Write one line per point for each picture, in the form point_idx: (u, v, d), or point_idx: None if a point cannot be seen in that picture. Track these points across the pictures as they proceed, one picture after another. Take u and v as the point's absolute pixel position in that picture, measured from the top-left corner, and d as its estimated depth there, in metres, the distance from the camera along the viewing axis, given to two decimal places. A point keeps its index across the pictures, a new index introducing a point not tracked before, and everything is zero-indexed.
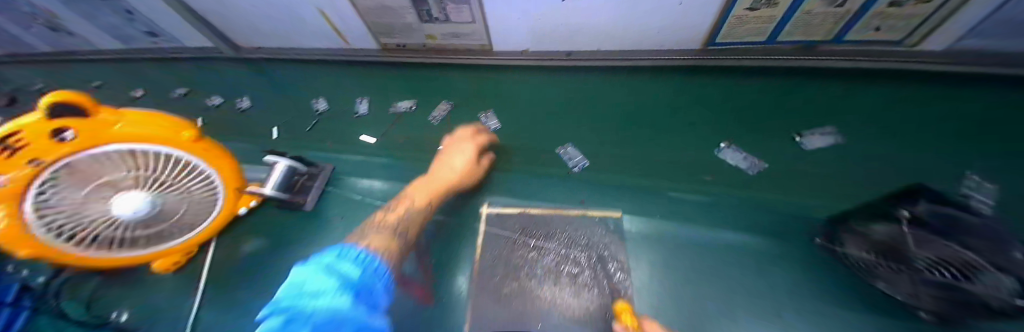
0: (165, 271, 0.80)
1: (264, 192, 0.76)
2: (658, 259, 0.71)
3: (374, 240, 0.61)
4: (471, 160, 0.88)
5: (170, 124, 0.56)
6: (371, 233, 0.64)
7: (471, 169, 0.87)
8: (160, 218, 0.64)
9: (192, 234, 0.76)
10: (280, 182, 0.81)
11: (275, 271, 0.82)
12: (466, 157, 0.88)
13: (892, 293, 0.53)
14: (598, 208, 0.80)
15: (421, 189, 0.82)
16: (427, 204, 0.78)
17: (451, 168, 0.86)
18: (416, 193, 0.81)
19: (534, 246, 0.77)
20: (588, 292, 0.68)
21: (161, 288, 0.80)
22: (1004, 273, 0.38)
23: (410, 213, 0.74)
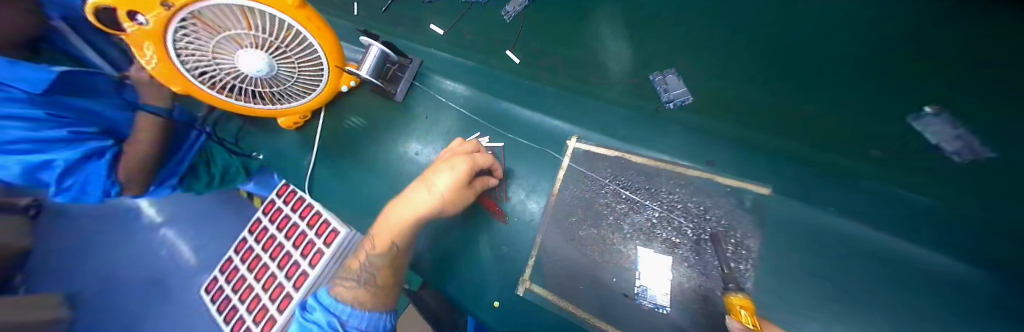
0: (291, 128, 0.94)
1: (362, 77, 0.75)
2: (788, 257, 0.54)
3: (344, 291, 0.53)
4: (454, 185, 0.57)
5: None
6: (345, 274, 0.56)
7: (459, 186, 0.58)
8: (277, 80, 0.67)
9: (306, 101, 0.82)
10: (373, 66, 0.77)
11: (366, 151, 0.91)
12: (449, 179, 0.57)
13: None
14: (734, 176, 0.59)
15: (384, 225, 0.59)
16: (401, 239, 0.58)
17: (428, 184, 0.58)
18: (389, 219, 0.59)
19: (627, 199, 0.64)
20: (684, 266, 0.57)
21: (291, 143, 0.98)
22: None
23: (370, 258, 0.57)
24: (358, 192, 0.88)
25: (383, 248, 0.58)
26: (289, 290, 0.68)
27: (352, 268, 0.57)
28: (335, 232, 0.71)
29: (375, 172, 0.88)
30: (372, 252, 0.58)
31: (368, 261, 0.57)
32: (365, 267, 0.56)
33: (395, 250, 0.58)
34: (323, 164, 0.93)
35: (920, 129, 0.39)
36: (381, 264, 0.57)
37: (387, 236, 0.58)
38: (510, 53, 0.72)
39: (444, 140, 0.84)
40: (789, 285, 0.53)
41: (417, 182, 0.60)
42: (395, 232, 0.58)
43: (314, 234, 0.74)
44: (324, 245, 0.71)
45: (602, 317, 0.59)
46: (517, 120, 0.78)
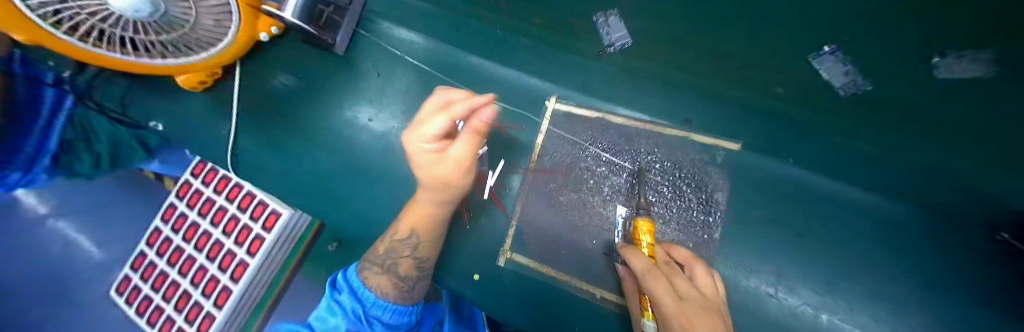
0: (196, 89, 0.72)
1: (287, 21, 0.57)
2: (753, 207, 0.57)
3: (375, 276, 0.49)
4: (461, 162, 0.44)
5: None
6: (376, 244, 0.54)
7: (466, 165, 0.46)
8: (177, 23, 0.43)
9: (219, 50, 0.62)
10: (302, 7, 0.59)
11: (303, 117, 0.74)
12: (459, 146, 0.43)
13: None
14: (708, 133, 0.59)
15: (410, 209, 0.54)
16: (430, 230, 0.53)
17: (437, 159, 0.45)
18: (405, 213, 0.54)
19: (607, 162, 0.62)
20: (662, 224, 0.58)
21: (200, 110, 0.76)
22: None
23: (392, 245, 0.52)
24: (296, 167, 0.72)
25: (404, 234, 0.52)
26: (224, 282, 0.56)
27: (377, 251, 0.52)
28: (260, 239, 0.57)
29: (316, 142, 0.72)
30: (396, 237, 0.52)
31: (391, 247, 0.52)
32: (389, 256, 0.51)
33: (421, 246, 0.52)
34: (245, 134, 0.74)
35: (817, 65, 0.38)
36: (408, 253, 0.52)
37: (409, 224, 0.52)
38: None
39: (403, 101, 0.72)
40: (748, 234, 0.57)
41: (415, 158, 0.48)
42: (418, 223, 0.52)
43: (250, 219, 0.60)
44: (250, 220, 0.59)
45: (581, 277, 0.59)
46: (490, 79, 0.69)
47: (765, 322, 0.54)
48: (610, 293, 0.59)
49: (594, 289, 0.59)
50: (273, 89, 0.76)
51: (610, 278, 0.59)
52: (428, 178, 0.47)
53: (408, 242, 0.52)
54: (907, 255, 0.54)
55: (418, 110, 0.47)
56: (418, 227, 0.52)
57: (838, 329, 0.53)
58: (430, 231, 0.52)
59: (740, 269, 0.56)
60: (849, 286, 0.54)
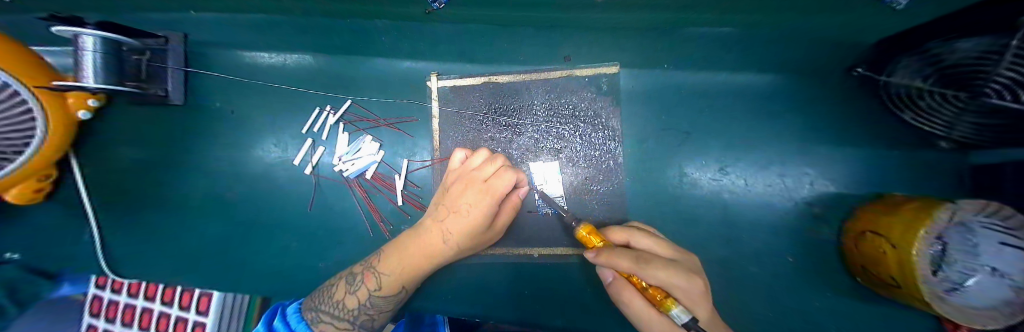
0: (30, 202, 0.59)
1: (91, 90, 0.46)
2: (646, 121, 0.59)
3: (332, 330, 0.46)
4: (477, 223, 0.48)
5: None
6: (342, 299, 0.48)
7: (481, 227, 0.49)
8: None
9: (31, 155, 0.49)
10: (107, 67, 0.47)
11: (175, 187, 0.65)
12: (479, 206, 0.48)
13: (919, 123, 0.49)
14: (587, 64, 0.59)
15: (400, 263, 0.48)
16: (417, 280, 0.50)
17: (462, 213, 0.48)
18: (391, 263, 0.49)
19: (508, 125, 0.60)
20: (572, 167, 0.58)
21: (53, 221, 0.65)
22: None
23: (373, 300, 0.48)
24: (185, 245, 0.63)
25: (393, 291, 0.48)
26: None
27: (345, 306, 0.48)
28: (201, 323, 0.61)
29: (201, 209, 0.64)
30: (377, 293, 0.48)
31: (370, 301, 0.48)
32: (364, 309, 0.48)
33: (405, 295, 0.51)
34: (116, 230, 0.64)
35: None
36: (390, 304, 0.50)
37: (396, 282, 0.48)
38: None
39: (278, 134, 0.63)
40: (651, 147, 0.59)
41: (444, 207, 0.51)
42: (408, 277, 0.49)
43: (180, 309, 0.63)
44: (199, 315, 0.62)
45: (520, 245, 0.59)
46: (359, 76, 0.61)
47: (677, 221, 0.57)
48: (575, 249, 0.57)
49: (532, 250, 0.58)
50: (125, 170, 0.65)
51: (546, 234, 0.58)
52: (456, 240, 0.49)
53: (388, 297, 0.49)
54: (780, 117, 0.59)
55: (466, 170, 0.52)
56: (406, 282, 0.49)
57: (740, 203, 0.58)
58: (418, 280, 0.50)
59: (651, 181, 0.58)
60: (743, 162, 0.58)
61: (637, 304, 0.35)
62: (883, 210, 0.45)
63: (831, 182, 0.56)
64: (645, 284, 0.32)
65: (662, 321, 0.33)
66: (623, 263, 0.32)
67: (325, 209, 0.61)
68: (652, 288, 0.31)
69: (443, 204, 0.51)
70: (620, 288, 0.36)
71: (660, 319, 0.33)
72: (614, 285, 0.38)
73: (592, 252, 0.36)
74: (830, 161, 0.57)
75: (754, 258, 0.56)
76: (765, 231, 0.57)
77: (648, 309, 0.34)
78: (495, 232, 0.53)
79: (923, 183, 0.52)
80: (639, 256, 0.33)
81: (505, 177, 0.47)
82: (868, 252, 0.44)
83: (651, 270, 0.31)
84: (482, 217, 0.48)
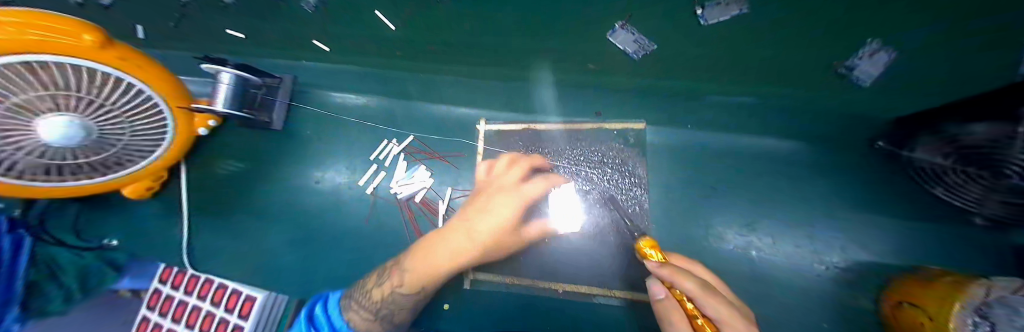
0: (139, 197, 0.72)
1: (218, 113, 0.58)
2: (671, 172, 0.65)
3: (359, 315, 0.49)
4: (507, 224, 0.52)
5: (73, 24, 0.34)
6: (386, 288, 0.50)
7: (508, 230, 0.52)
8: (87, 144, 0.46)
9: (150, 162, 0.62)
10: (233, 97, 0.62)
11: (256, 196, 0.77)
12: (514, 206, 0.53)
13: (952, 198, 0.50)
14: (616, 119, 0.67)
15: (421, 266, 0.50)
16: (436, 281, 0.50)
17: (495, 213, 0.52)
18: (415, 265, 0.50)
19: (542, 165, 0.67)
20: (600, 208, 0.63)
21: (155, 214, 0.78)
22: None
23: (396, 297, 0.49)
24: (252, 247, 0.72)
25: (417, 290, 0.49)
26: None
27: (373, 299, 0.50)
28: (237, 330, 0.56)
29: (273, 216, 0.74)
30: (401, 291, 0.49)
31: (394, 299, 0.50)
32: (387, 304, 0.50)
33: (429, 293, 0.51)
34: (200, 227, 0.75)
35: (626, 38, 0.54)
36: (409, 304, 0.51)
37: (421, 279, 0.49)
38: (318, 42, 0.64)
39: (347, 158, 0.75)
40: (676, 196, 0.64)
41: (468, 211, 0.55)
42: (429, 279, 0.49)
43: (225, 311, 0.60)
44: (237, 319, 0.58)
45: (544, 278, 0.61)
46: (422, 117, 0.73)
47: (704, 271, 0.59)
48: (600, 289, 0.60)
49: (558, 284, 0.61)
50: (219, 177, 0.79)
51: (573, 270, 0.61)
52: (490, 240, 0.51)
53: (412, 297, 0.50)
54: (804, 180, 0.62)
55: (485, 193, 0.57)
56: (428, 283, 0.50)
57: (768, 260, 0.59)
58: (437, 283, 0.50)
59: (676, 229, 0.62)
60: (769, 220, 0.61)
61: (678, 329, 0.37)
62: (917, 283, 0.45)
63: (863, 249, 0.56)
64: (697, 312, 0.34)
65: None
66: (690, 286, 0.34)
67: (375, 227, 0.69)
68: (704, 320, 0.33)
69: (471, 206, 0.55)
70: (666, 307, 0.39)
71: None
72: (661, 303, 0.39)
73: (655, 262, 0.38)
74: (859, 227, 0.58)
75: (787, 320, 0.55)
76: (797, 293, 0.56)
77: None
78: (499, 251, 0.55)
79: (961, 258, 0.52)
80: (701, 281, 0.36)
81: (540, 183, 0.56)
82: (907, 323, 0.43)
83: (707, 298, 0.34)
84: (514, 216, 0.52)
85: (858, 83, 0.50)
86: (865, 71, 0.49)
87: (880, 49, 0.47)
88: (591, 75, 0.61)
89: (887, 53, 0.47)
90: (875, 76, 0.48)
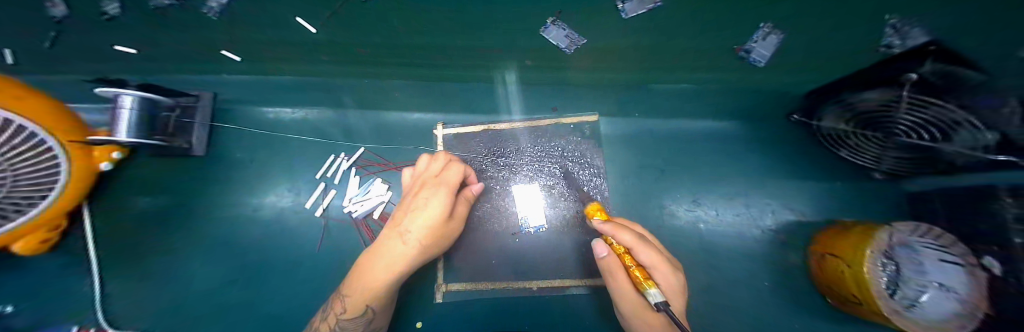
0: (33, 252, 0.60)
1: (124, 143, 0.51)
2: (626, 159, 0.67)
3: None
4: (440, 218, 0.47)
5: None
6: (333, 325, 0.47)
7: (445, 218, 0.48)
8: None
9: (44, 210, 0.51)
10: (140, 124, 0.54)
11: (185, 233, 0.67)
12: (440, 200, 0.47)
13: (854, 158, 0.58)
14: (571, 113, 0.69)
15: (357, 285, 0.46)
16: (384, 297, 0.47)
17: (421, 209, 0.47)
18: (352, 289, 0.47)
19: (505, 165, 0.67)
20: (564, 201, 0.64)
21: (51, 271, 0.65)
22: (986, 130, 0.39)
23: (341, 324, 0.47)
24: (187, 292, 0.64)
25: (356, 312, 0.46)
26: None
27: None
28: None
29: (210, 253, 0.66)
30: (344, 317, 0.46)
31: (340, 326, 0.47)
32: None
33: (374, 316, 0.48)
34: (117, 278, 0.64)
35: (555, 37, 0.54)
36: (360, 327, 0.48)
37: (360, 301, 0.46)
38: (228, 52, 0.57)
39: (292, 179, 0.69)
40: (633, 181, 0.66)
41: (398, 215, 0.50)
42: (372, 297, 0.46)
43: None
44: None
45: (517, 277, 0.61)
46: (372, 126, 0.69)
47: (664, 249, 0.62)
48: (574, 280, 0.61)
49: (531, 282, 0.61)
50: (135, 217, 0.67)
51: (544, 266, 0.62)
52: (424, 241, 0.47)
53: (354, 320, 0.47)
54: (743, 154, 0.67)
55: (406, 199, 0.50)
56: (371, 301, 0.46)
57: (718, 231, 0.63)
58: (384, 300, 0.47)
59: (636, 212, 0.64)
60: (716, 194, 0.65)
61: (618, 278, 0.39)
62: (833, 235, 0.51)
63: (794, 210, 0.63)
64: (634, 263, 0.36)
65: (635, 299, 0.38)
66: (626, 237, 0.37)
67: (332, 250, 0.64)
68: (637, 269, 0.36)
69: (400, 209, 0.50)
70: (608, 262, 0.40)
71: (634, 295, 0.38)
72: (604, 260, 0.40)
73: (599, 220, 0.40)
74: (790, 191, 0.64)
75: (740, 284, 0.60)
76: (745, 258, 0.61)
77: (626, 283, 0.39)
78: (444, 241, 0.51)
79: (867, 209, 0.60)
80: (639, 236, 0.38)
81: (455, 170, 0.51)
82: (832, 273, 0.48)
83: (644, 249, 0.37)
84: (444, 211, 0.47)
85: (754, 64, 0.53)
86: (759, 52, 0.52)
87: (770, 33, 0.50)
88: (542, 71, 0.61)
89: (777, 35, 0.50)
90: (768, 56, 0.52)
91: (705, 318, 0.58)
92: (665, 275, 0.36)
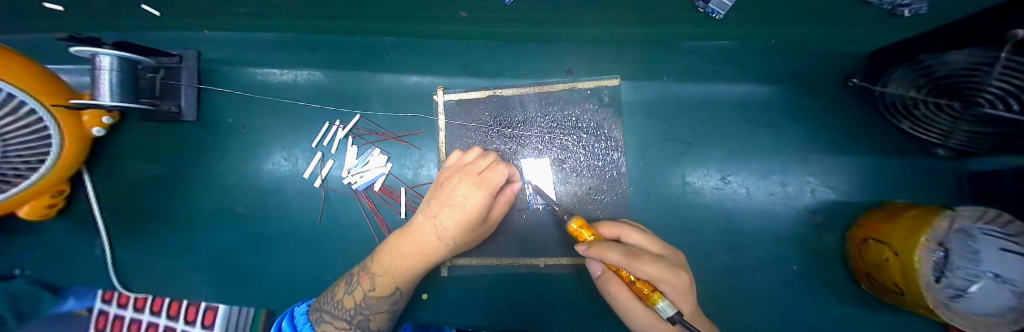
0: (42, 218, 0.60)
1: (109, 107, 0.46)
2: (646, 131, 0.61)
3: None
4: (475, 213, 0.46)
5: None
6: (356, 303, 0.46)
7: (480, 216, 0.47)
8: None
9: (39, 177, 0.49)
10: (123, 87, 0.49)
11: (187, 200, 0.66)
12: (477, 197, 0.46)
13: (916, 132, 0.50)
14: (588, 77, 0.61)
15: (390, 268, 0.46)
16: (411, 280, 0.47)
17: (457, 206, 0.46)
18: (384, 266, 0.46)
19: (512, 136, 0.61)
20: (576, 176, 0.59)
21: (65, 233, 0.65)
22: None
23: (367, 301, 0.46)
24: (196, 259, 0.64)
25: (385, 292, 0.46)
26: None
27: (343, 306, 0.46)
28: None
29: (214, 220, 0.65)
30: (371, 294, 0.46)
31: (365, 305, 0.46)
32: (360, 310, 0.46)
33: (399, 298, 0.48)
34: (127, 244, 0.64)
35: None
36: (387, 308, 0.48)
37: (393, 282, 0.46)
38: (147, 7, 0.47)
39: (286, 147, 0.65)
40: (653, 156, 0.60)
41: (434, 205, 0.48)
42: (405, 278, 0.46)
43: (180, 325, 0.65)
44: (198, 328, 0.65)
45: (522, 255, 0.59)
46: (366, 92, 0.63)
47: (681, 229, 0.58)
48: (580, 261, 0.58)
49: (538, 259, 0.59)
50: (135, 184, 0.66)
51: (553, 243, 0.59)
52: (455, 235, 0.47)
53: (382, 300, 0.46)
54: (781, 127, 0.60)
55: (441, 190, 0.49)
56: (399, 283, 0.47)
57: (742, 211, 0.58)
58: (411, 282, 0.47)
59: (654, 189, 0.60)
60: (744, 172, 0.59)
61: (620, 295, 0.36)
62: (880, 219, 0.46)
63: (833, 191, 0.57)
64: (634, 278, 0.34)
65: (645, 316, 0.35)
66: (615, 258, 0.33)
67: (335, 223, 0.62)
68: (640, 282, 0.33)
69: (436, 200, 0.48)
70: (608, 281, 0.38)
71: (643, 310, 0.35)
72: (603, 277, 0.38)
73: (583, 244, 0.36)
74: (830, 169, 0.58)
75: (760, 266, 0.56)
76: (769, 240, 0.57)
77: (632, 301, 0.36)
78: (489, 225, 0.52)
79: (916, 192, 0.54)
80: (630, 250, 0.34)
81: (499, 172, 0.47)
82: (871, 259, 0.44)
83: (641, 264, 0.33)
84: (479, 209, 0.46)
85: (712, 15, 0.47)
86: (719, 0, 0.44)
87: None
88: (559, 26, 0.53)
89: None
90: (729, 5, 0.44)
91: (718, 298, 0.56)
92: (670, 282, 0.34)
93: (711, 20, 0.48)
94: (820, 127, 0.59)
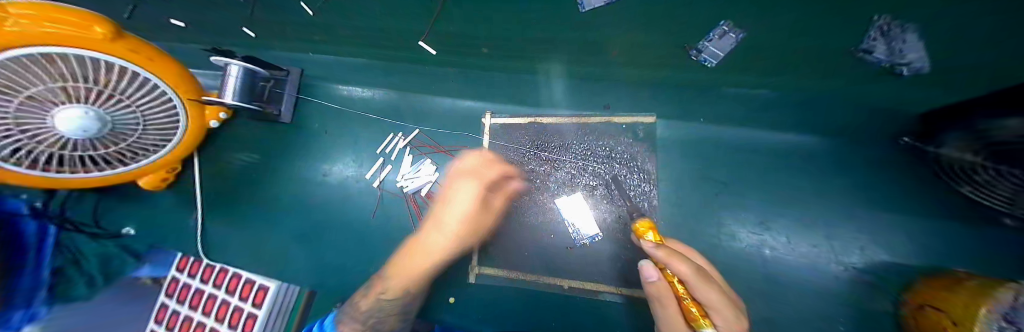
0: (155, 188, 0.73)
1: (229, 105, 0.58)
2: (679, 167, 0.63)
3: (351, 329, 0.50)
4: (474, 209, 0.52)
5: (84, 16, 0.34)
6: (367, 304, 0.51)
7: (479, 209, 0.53)
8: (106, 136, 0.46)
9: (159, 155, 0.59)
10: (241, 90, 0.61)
11: (267, 187, 0.78)
12: (472, 192, 0.52)
13: (977, 196, 0.48)
14: (624, 113, 0.66)
15: (400, 268, 0.51)
16: (421, 281, 0.51)
17: (460, 205, 0.52)
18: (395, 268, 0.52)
19: (548, 160, 0.67)
20: (607, 203, 0.62)
21: (169, 205, 0.79)
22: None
23: (381, 303, 0.51)
24: (265, 239, 0.74)
25: (400, 291, 0.51)
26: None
27: (359, 310, 0.51)
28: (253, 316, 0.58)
29: (285, 206, 0.76)
30: (385, 296, 0.51)
31: (381, 305, 0.51)
32: (374, 313, 0.51)
33: (411, 297, 0.52)
34: (214, 218, 0.76)
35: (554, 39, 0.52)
36: (400, 307, 0.52)
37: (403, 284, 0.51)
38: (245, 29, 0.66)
39: (353, 150, 0.76)
40: (685, 192, 0.62)
41: (439, 203, 0.54)
42: (412, 277, 0.51)
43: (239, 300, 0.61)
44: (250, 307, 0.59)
45: (549, 273, 0.61)
46: (426, 110, 0.73)
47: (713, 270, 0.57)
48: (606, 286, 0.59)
49: (562, 279, 0.61)
50: (229, 169, 0.79)
51: (579, 264, 0.61)
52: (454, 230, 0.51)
53: (395, 300, 0.51)
54: (822, 176, 0.60)
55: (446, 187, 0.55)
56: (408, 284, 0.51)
57: (780, 258, 0.57)
58: (419, 284, 0.52)
59: (685, 224, 0.61)
60: (782, 218, 0.59)
61: (670, 310, 0.38)
62: (940, 286, 0.43)
63: (883, 249, 0.54)
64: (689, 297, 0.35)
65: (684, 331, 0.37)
66: (686, 269, 0.33)
67: (383, 221, 0.70)
68: (692, 302, 0.35)
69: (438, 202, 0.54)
70: (660, 289, 0.38)
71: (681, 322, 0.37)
72: (652, 284, 0.38)
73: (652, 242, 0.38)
74: (878, 226, 0.56)
75: (798, 321, 0.54)
76: (809, 295, 0.55)
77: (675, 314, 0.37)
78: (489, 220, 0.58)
79: (984, 260, 0.50)
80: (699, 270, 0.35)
81: (494, 167, 0.55)
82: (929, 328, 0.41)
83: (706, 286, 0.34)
84: (479, 202, 0.53)
85: (706, 63, 0.51)
86: (712, 51, 0.49)
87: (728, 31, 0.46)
88: (602, 69, 0.59)
89: (736, 34, 0.46)
90: (722, 56, 0.49)
91: None
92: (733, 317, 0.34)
93: (751, 73, 0.52)
94: (867, 181, 0.58)
